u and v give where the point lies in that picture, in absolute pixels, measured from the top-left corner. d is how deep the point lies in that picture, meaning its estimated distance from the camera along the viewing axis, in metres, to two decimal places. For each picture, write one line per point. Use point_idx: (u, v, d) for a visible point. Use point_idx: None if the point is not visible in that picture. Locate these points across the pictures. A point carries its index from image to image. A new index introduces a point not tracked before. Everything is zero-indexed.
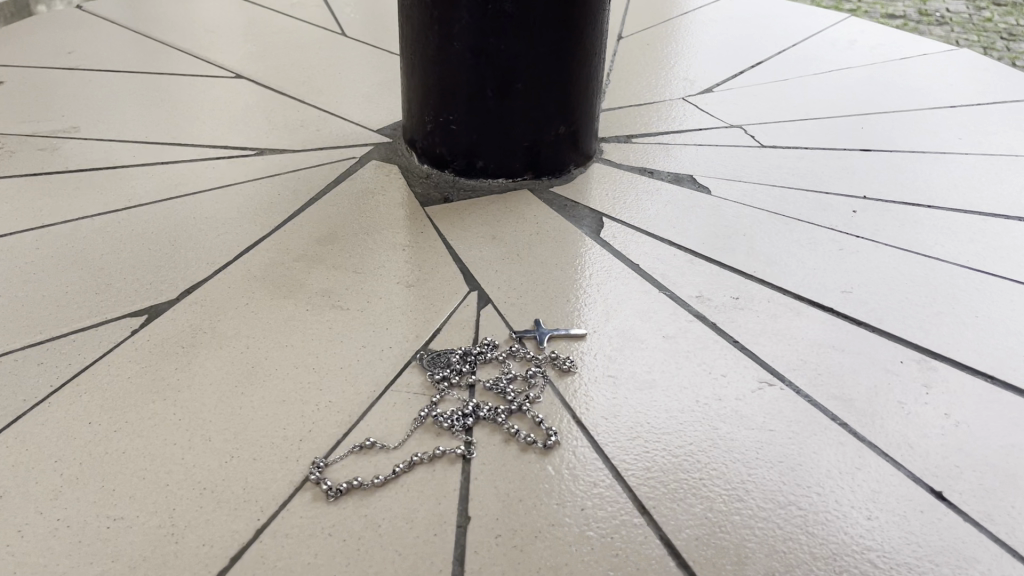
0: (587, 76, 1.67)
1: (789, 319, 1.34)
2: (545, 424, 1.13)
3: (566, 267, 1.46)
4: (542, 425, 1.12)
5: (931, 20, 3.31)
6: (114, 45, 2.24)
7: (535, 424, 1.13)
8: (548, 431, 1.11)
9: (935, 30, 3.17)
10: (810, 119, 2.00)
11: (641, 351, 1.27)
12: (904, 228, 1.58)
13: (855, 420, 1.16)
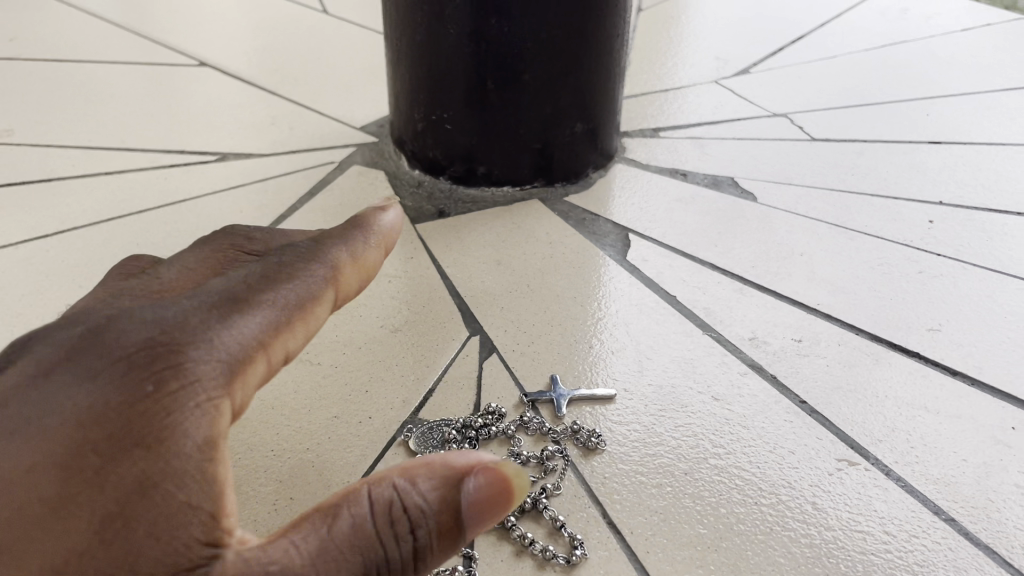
0: (609, 61, 1.39)
1: (868, 368, 1.08)
2: (569, 530, 0.88)
3: (587, 302, 1.20)
4: (565, 531, 0.87)
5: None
6: (65, 30, 1.97)
7: (554, 529, 0.88)
8: (573, 542, 0.86)
9: None
10: (866, 105, 1.72)
11: (686, 419, 1.01)
12: (993, 243, 1.31)
13: (965, 514, 0.90)
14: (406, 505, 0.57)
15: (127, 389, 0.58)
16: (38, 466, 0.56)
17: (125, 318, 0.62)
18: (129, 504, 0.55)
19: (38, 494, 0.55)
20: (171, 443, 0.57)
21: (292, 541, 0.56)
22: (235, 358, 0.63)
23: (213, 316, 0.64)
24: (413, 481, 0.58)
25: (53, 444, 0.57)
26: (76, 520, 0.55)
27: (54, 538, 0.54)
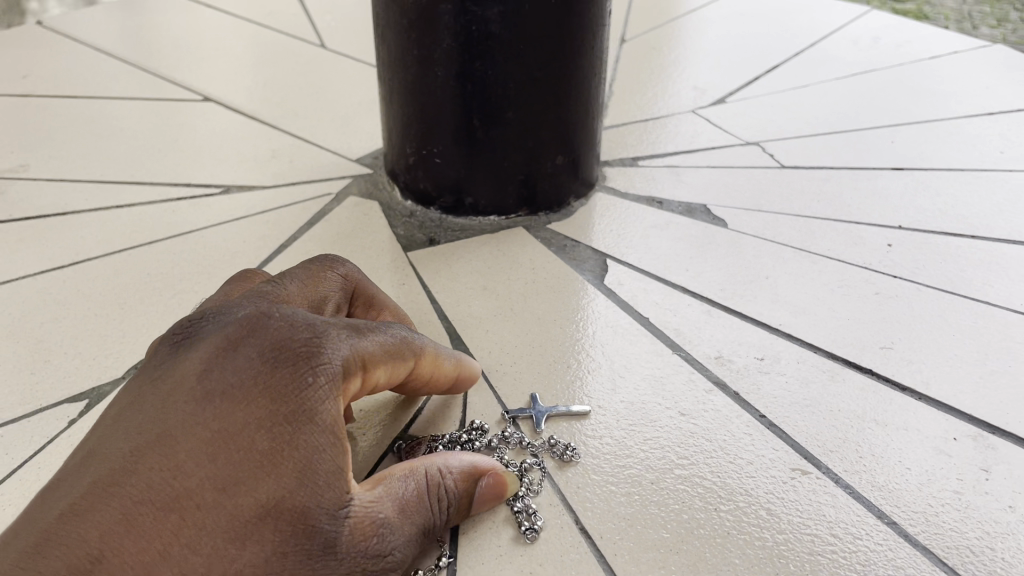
0: (587, 97, 1.49)
1: (824, 384, 1.17)
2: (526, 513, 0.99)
3: (566, 325, 1.29)
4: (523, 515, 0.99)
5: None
6: (76, 67, 2.08)
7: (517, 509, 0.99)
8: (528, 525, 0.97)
9: None
10: (834, 133, 1.82)
11: (653, 433, 1.10)
12: (946, 265, 1.41)
13: (905, 517, 0.99)
14: (443, 484, 0.85)
15: (298, 375, 0.75)
16: (241, 430, 0.72)
17: (277, 315, 0.79)
18: (314, 465, 0.73)
19: (247, 453, 0.71)
20: (334, 421, 0.75)
21: (374, 493, 0.79)
22: (360, 361, 0.82)
23: (342, 326, 0.82)
24: (449, 471, 0.86)
25: (251, 415, 0.72)
26: (278, 474, 0.71)
27: (264, 488, 0.70)
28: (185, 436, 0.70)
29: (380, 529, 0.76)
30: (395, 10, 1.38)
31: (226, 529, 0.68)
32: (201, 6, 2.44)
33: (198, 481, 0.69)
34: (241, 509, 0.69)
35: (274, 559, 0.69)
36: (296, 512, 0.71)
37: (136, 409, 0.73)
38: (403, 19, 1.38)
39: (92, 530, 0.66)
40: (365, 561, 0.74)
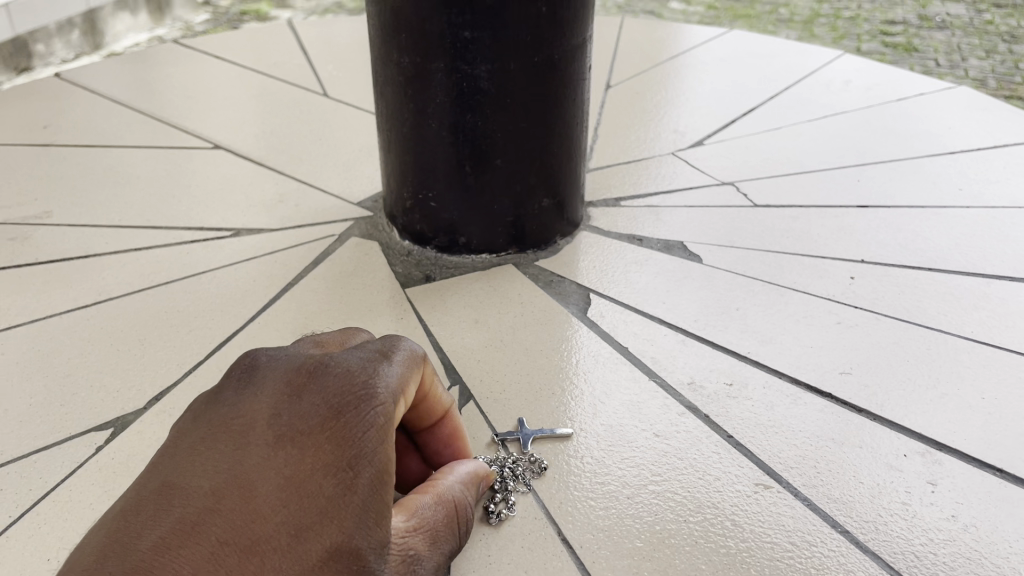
0: (570, 144, 1.61)
1: (788, 407, 1.28)
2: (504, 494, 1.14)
3: (552, 354, 1.40)
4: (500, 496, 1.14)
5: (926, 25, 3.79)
6: (93, 117, 2.21)
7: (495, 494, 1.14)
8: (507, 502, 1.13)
9: (935, 36, 3.66)
10: (804, 173, 1.94)
11: (631, 452, 1.21)
12: (904, 297, 1.52)
13: (857, 526, 1.10)
14: (457, 504, 0.93)
15: (359, 420, 0.78)
16: (310, 476, 0.74)
17: (336, 364, 0.81)
18: (369, 507, 0.76)
19: (316, 498, 0.73)
20: (388, 460, 0.78)
21: (401, 526, 0.84)
22: (402, 402, 0.85)
23: (385, 364, 0.84)
24: (454, 489, 0.94)
25: (318, 459, 0.75)
26: (341, 518, 0.74)
27: (330, 531, 0.73)
28: (261, 481, 0.72)
29: (418, 562, 0.83)
30: (392, 69, 1.52)
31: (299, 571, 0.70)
32: (209, 56, 2.59)
33: (274, 525, 0.71)
34: (311, 553, 0.71)
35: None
36: (353, 554, 0.74)
37: (212, 448, 0.74)
38: (400, 76, 1.51)
39: (185, 568, 0.66)
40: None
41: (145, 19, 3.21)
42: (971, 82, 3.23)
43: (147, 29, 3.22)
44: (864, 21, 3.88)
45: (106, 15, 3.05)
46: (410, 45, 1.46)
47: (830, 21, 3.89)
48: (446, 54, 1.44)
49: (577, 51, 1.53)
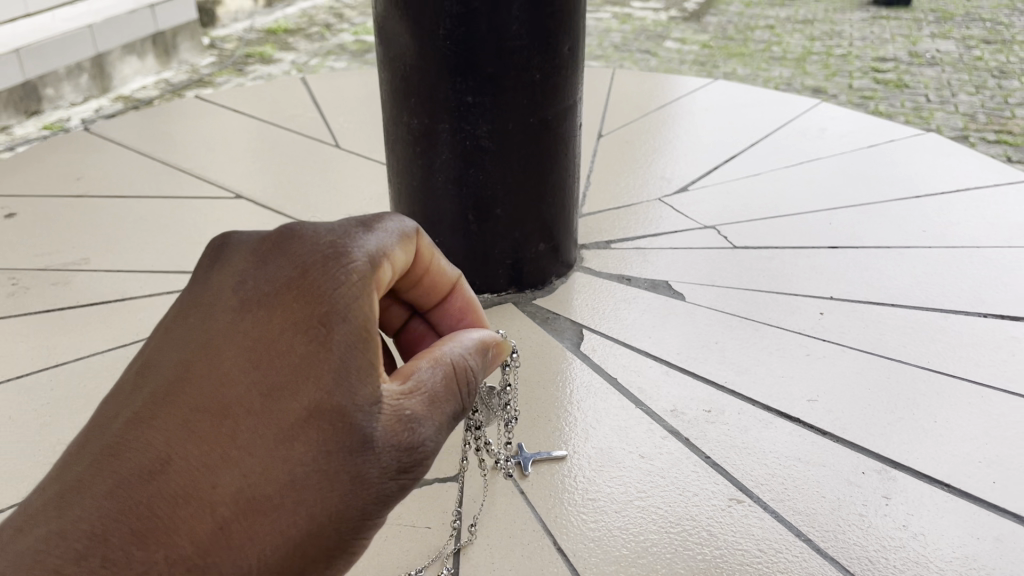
0: (564, 194, 1.78)
1: (760, 430, 1.42)
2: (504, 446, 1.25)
3: (549, 385, 1.55)
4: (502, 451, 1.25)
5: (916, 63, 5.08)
6: (121, 168, 2.39)
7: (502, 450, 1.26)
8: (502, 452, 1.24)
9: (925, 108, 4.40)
10: (781, 216, 2.11)
11: (620, 472, 1.35)
12: (869, 330, 1.67)
13: (818, 535, 1.24)
14: (465, 365, 0.78)
15: (333, 274, 0.71)
16: (279, 336, 0.70)
17: (307, 226, 0.75)
18: (348, 364, 0.69)
19: (288, 359, 0.69)
20: (368, 314, 0.71)
21: (397, 386, 0.72)
22: (389, 266, 0.77)
23: (370, 226, 0.77)
24: (460, 345, 0.79)
25: (288, 320, 0.70)
26: (318, 377, 0.69)
27: (306, 391, 0.68)
28: (228, 348, 0.70)
29: (416, 423, 0.72)
30: (401, 128, 1.69)
31: (275, 430, 0.68)
32: (227, 109, 2.77)
33: (245, 390, 0.68)
34: (290, 412, 0.68)
35: (326, 458, 0.68)
36: (336, 412, 0.68)
37: (187, 325, 0.74)
38: (409, 135, 1.69)
39: (158, 435, 0.68)
40: (410, 453, 0.71)
41: (151, 62, 4.02)
42: None
43: (153, 70, 4.02)
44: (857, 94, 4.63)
45: (110, 59, 3.81)
46: (419, 108, 1.64)
47: (818, 60, 5.21)
48: (450, 115, 1.62)
49: (568, 111, 1.70)
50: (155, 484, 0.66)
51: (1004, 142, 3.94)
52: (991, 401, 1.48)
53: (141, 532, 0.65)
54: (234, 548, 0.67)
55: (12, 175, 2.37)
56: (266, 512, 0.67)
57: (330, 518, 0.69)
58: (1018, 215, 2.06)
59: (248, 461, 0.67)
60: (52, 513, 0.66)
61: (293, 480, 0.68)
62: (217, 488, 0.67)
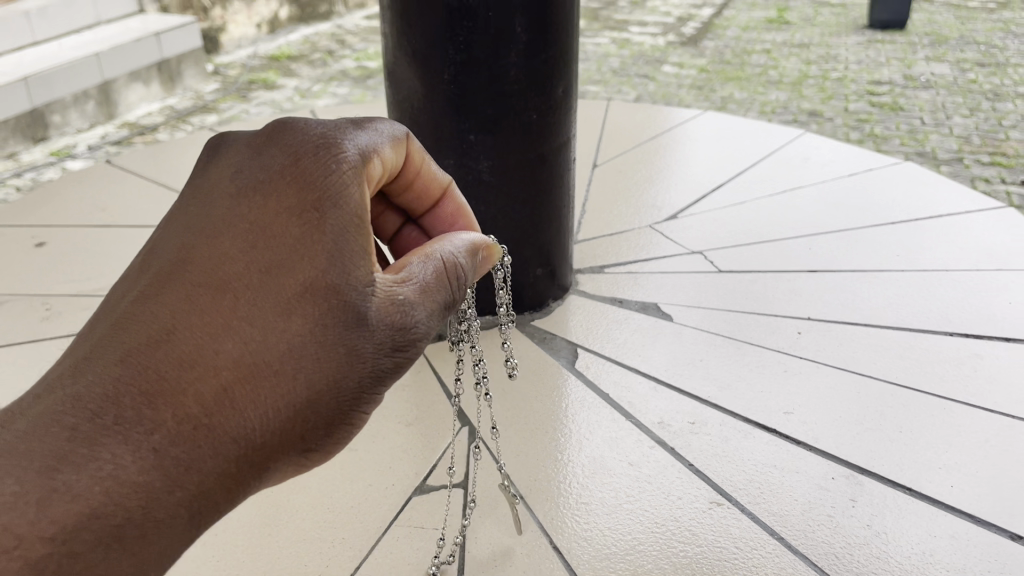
0: (559, 223, 1.92)
1: (739, 440, 1.55)
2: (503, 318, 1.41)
3: (546, 400, 1.68)
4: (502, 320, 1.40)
5: (912, 85, 5.26)
6: (143, 199, 2.53)
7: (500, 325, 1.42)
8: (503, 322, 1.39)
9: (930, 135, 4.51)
10: (764, 242, 2.24)
11: (610, 478, 1.48)
12: (843, 348, 1.80)
13: (789, 533, 1.36)
14: (454, 261, 0.90)
15: (325, 164, 0.83)
16: (275, 219, 0.81)
17: (300, 123, 0.87)
18: (341, 244, 0.81)
19: (284, 238, 0.81)
20: (357, 199, 0.83)
21: (389, 276, 0.85)
22: (374, 163, 0.89)
23: (358, 127, 0.89)
24: (450, 245, 0.92)
25: (282, 202, 0.82)
26: (312, 254, 0.80)
27: (302, 268, 0.80)
28: (226, 229, 0.81)
29: (409, 306, 0.84)
30: None
31: (275, 301, 0.79)
32: None
33: (244, 266, 0.80)
34: (286, 286, 0.80)
35: (320, 325, 0.80)
36: (331, 288, 0.80)
37: (186, 211, 0.85)
38: None
39: (163, 306, 0.78)
40: (405, 329, 0.83)
41: (157, 89, 4.25)
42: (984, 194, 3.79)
43: (158, 97, 4.25)
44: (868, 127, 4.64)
45: (116, 87, 4.04)
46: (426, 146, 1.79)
47: (814, 85, 5.36)
48: (454, 152, 1.76)
49: (562, 147, 1.85)
50: (162, 349, 0.76)
51: (998, 164, 4.09)
52: (952, 413, 1.60)
53: (157, 386, 0.75)
54: (239, 402, 0.78)
55: (40, 206, 2.51)
56: (267, 373, 0.79)
57: (321, 381, 0.81)
58: (987, 240, 2.19)
59: (249, 329, 0.79)
60: (71, 375, 0.75)
61: (291, 346, 0.80)
62: (221, 352, 0.77)
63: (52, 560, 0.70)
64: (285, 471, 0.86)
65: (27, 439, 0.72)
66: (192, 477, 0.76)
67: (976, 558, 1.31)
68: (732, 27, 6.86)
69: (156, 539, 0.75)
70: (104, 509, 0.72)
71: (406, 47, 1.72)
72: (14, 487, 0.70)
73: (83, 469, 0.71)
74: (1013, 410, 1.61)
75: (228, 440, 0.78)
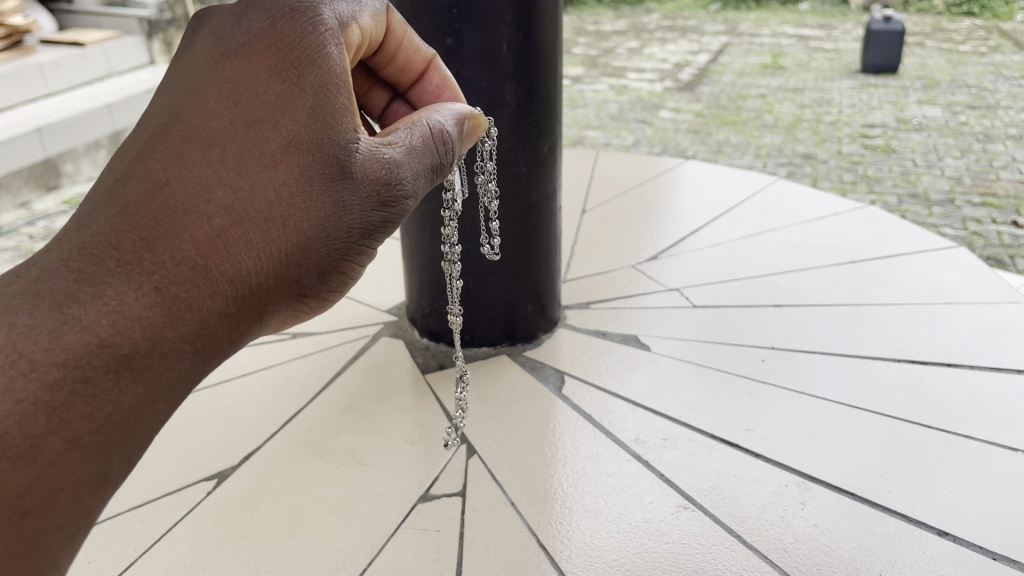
0: (547, 263, 2.16)
1: (705, 454, 1.76)
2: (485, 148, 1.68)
3: (536, 420, 1.89)
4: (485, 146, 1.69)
5: (904, 128, 5.53)
6: None
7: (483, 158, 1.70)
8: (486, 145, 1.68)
9: (924, 172, 4.79)
10: (736, 280, 2.47)
11: (590, 486, 1.69)
12: (802, 374, 2.01)
13: (746, 531, 1.56)
14: (433, 128, 1.14)
15: (301, 32, 1.03)
16: (259, 83, 1.01)
17: None
18: (318, 103, 1.02)
19: (268, 99, 1.01)
20: (328, 65, 1.03)
21: (376, 138, 1.08)
22: (350, 27, 1.10)
23: None
24: (429, 118, 1.15)
25: (261, 70, 1.01)
26: (294, 112, 1.01)
27: (286, 123, 1.01)
28: (214, 91, 1.00)
29: (391, 164, 1.07)
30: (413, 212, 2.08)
31: (265, 152, 0.99)
32: None
33: (233, 122, 0.99)
34: (273, 139, 1.00)
35: (299, 178, 1.01)
36: (312, 142, 1.01)
37: (175, 77, 1.03)
38: (421, 217, 2.08)
39: (162, 158, 0.95)
40: (379, 183, 1.06)
41: None
42: (971, 234, 4.03)
43: None
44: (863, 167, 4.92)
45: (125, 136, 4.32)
46: (429, 198, 2.05)
47: (808, 128, 5.64)
48: None
49: (549, 197, 2.09)
50: (161, 196, 0.92)
51: (989, 204, 4.33)
52: (895, 429, 1.81)
53: (157, 232, 0.90)
54: (231, 244, 0.96)
55: None
56: (255, 217, 0.98)
57: (300, 227, 1.02)
58: (939, 277, 2.41)
59: (236, 182, 0.97)
60: (76, 226, 0.89)
61: (274, 194, 1.00)
62: (213, 200, 0.95)
63: (67, 387, 0.83)
64: (279, 309, 1.06)
65: (38, 280, 0.84)
66: (192, 312, 0.92)
67: (908, 551, 1.51)
68: (728, 73, 7.17)
69: (162, 370, 0.90)
70: (112, 338, 0.86)
71: None
72: (28, 320, 0.82)
73: (90, 306, 0.85)
74: (949, 426, 1.81)
75: (221, 278, 0.95)
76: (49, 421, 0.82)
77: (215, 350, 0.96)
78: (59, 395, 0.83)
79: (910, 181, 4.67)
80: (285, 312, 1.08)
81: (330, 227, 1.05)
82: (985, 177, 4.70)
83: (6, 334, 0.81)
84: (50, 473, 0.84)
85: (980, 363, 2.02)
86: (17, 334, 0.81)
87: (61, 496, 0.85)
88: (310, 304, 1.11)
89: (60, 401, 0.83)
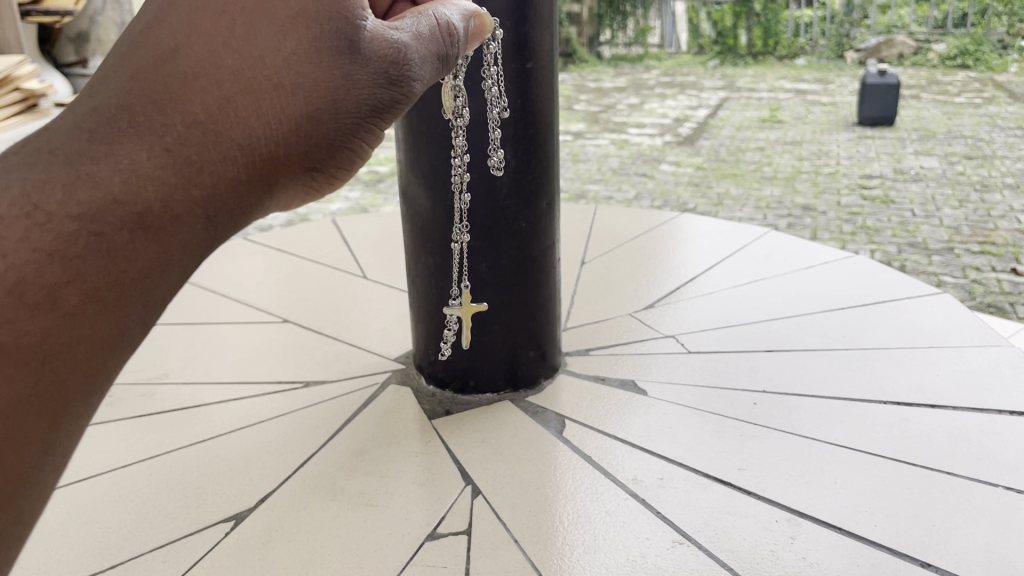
0: (547, 312, 2.27)
1: (699, 492, 1.84)
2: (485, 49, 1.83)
3: (538, 461, 1.98)
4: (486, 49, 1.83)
5: (901, 179, 5.68)
6: (182, 298, 2.88)
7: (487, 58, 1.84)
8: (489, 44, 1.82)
9: (922, 222, 4.93)
10: (729, 326, 2.57)
11: (590, 524, 1.77)
12: (792, 416, 2.10)
13: (738, 563, 1.64)
14: (435, 24, 1.19)
15: None
16: None
17: None
18: None
19: None
20: None
21: (385, 24, 1.11)
22: None
23: None
24: (431, 11, 1.21)
25: None
26: None
27: None
28: None
29: (399, 46, 1.10)
30: (420, 264, 2.21)
31: (273, 20, 0.95)
32: (271, 246, 3.28)
33: None
34: (280, 7, 0.95)
35: (310, 46, 0.98)
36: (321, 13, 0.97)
37: None
38: (426, 269, 2.20)
39: (167, 27, 0.90)
40: (382, 60, 1.08)
41: None
42: (973, 282, 4.13)
43: None
44: (863, 218, 5.04)
45: None
46: (434, 252, 2.17)
47: (807, 180, 5.80)
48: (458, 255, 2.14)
49: (547, 249, 2.22)
50: (169, 64, 0.88)
51: (989, 252, 4.44)
52: (881, 467, 1.90)
53: (167, 94, 0.86)
54: (241, 110, 0.91)
55: None
56: (265, 86, 0.94)
57: (311, 97, 1.00)
58: (926, 323, 2.51)
59: (246, 48, 0.93)
60: (87, 96, 0.86)
61: (284, 63, 0.96)
62: (224, 65, 0.90)
63: (82, 239, 0.79)
64: (291, 182, 1.04)
65: (49, 141, 0.81)
66: (203, 176, 0.88)
67: None
68: (727, 126, 7.39)
69: (174, 230, 0.86)
70: (126, 196, 0.82)
71: (417, 172, 2.11)
72: (42, 175, 0.79)
73: (101, 163, 0.81)
74: (933, 464, 1.90)
75: (230, 143, 0.91)
76: (66, 268, 0.79)
77: (231, 215, 0.92)
78: (74, 248, 0.79)
79: (908, 231, 4.79)
80: (292, 187, 1.06)
81: (339, 99, 1.04)
82: (984, 226, 4.82)
83: (19, 185, 0.78)
84: (69, 323, 0.80)
85: (964, 404, 2.11)
86: (30, 187, 0.78)
87: (80, 349, 0.81)
88: (316, 179, 1.10)
89: (76, 252, 0.79)
